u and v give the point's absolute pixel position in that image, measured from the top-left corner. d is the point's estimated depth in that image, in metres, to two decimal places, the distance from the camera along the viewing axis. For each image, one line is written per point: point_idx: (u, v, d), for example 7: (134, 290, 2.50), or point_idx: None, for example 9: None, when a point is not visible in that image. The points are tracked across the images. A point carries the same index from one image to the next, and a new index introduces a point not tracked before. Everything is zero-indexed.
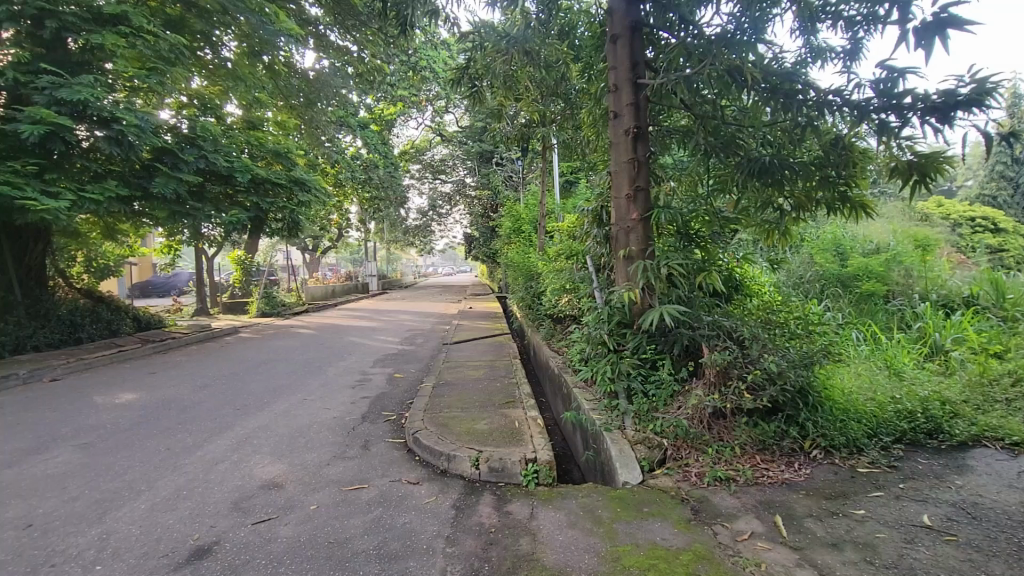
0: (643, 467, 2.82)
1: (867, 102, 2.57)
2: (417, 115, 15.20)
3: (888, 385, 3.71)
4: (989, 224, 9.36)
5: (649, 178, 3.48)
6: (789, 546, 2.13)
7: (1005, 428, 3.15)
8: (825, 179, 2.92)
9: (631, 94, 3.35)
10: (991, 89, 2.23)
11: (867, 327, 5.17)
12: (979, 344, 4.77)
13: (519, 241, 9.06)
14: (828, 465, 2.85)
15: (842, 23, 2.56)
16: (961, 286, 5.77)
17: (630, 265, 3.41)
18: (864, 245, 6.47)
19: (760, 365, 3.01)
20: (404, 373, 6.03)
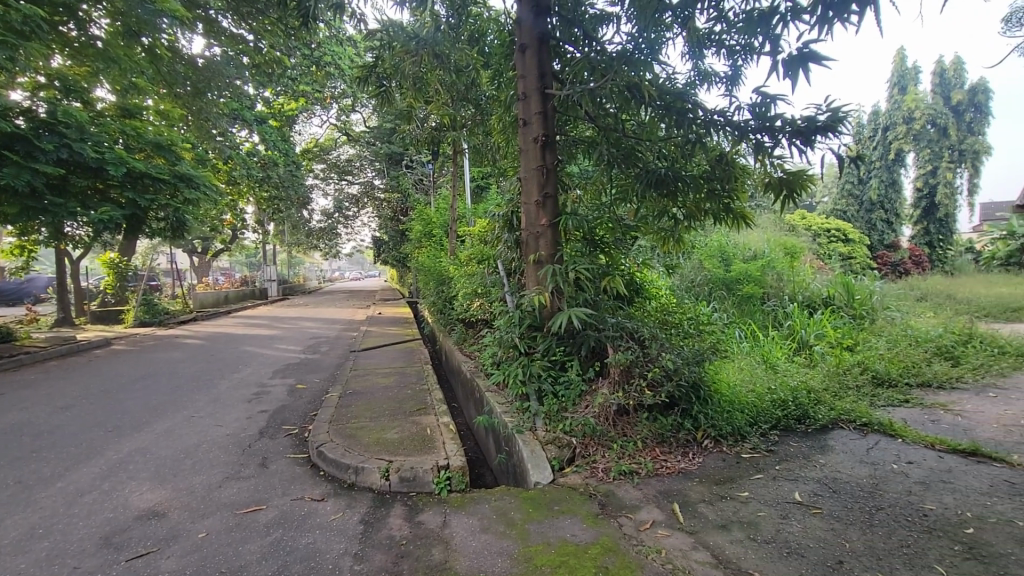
0: (554, 467, 2.91)
1: (746, 123, 2.85)
2: (321, 112, 14.53)
3: (765, 377, 4.15)
4: (841, 235, 10.83)
5: (557, 185, 3.61)
6: (685, 531, 2.30)
7: (856, 411, 3.66)
8: (712, 192, 3.21)
9: (540, 103, 3.45)
10: (843, 117, 2.57)
11: (748, 325, 5.75)
12: (835, 340, 5.49)
13: (428, 244, 8.96)
14: (717, 453, 3.12)
15: (723, 51, 2.81)
16: (821, 289, 6.60)
17: (540, 270, 3.51)
18: (744, 252, 7.17)
19: (659, 363, 3.24)
20: (307, 383, 5.70)
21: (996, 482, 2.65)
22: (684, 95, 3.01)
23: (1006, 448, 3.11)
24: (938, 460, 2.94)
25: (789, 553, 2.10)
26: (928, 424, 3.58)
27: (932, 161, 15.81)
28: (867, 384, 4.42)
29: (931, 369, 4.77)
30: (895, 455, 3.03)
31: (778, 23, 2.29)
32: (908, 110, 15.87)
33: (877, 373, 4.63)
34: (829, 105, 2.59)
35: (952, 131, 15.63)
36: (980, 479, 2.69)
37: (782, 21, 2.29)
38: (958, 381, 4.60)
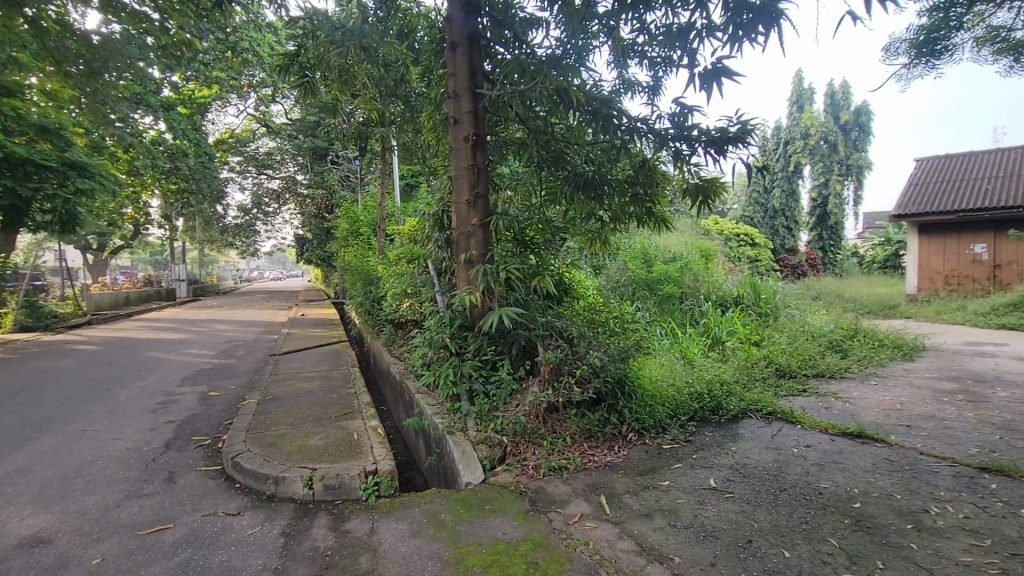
0: (485, 466, 2.91)
1: (666, 131, 3.00)
2: (237, 101, 13.62)
3: (683, 372, 4.40)
4: (749, 239, 11.72)
5: (488, 185, 3.62)
6: (612, 522, 2.39)
7: (762, 401, 3.97)
8: (635, 196, 3.37)
9: (471, 103, 3.44)
10: (751, 130, 2.79)
11: (668, 323, 6.06)
12: (745, 336, 5.93)
13: (355, 243, 8.66)
14: (641, 445, 3.27)
15: (645, 62, 2.91)
16: (732, 289, 7.11)
17: (471, 270, 3.50)
18: (665, 254, 7.56)
19: (587, 360, 3.35)
20: (221, 390, 5.33)
21: (877, 460, 2.99)
22: (610, 101, 3.12)
23: (885, 429, 3.51)
24: (831, 443, 3.26)
25: (706, 536, 2.24)
26: (822, 410, 3.96)
27: (825, 174, 17.51)
28: (771, 376, 4.82)
29: (824, 361, 5.28)
30: (795, 440, 3.33)
31: (695, 38, 2.44)
32: (805, 126, 17.47)
33: (780, 366, 5.06)
34: (739, 118, 2.80)
35: (841, 147, 17.40)
36: (865, 458, 3.01)
37: (698, 36, 2.44)
38: (846, 371, 5.13)
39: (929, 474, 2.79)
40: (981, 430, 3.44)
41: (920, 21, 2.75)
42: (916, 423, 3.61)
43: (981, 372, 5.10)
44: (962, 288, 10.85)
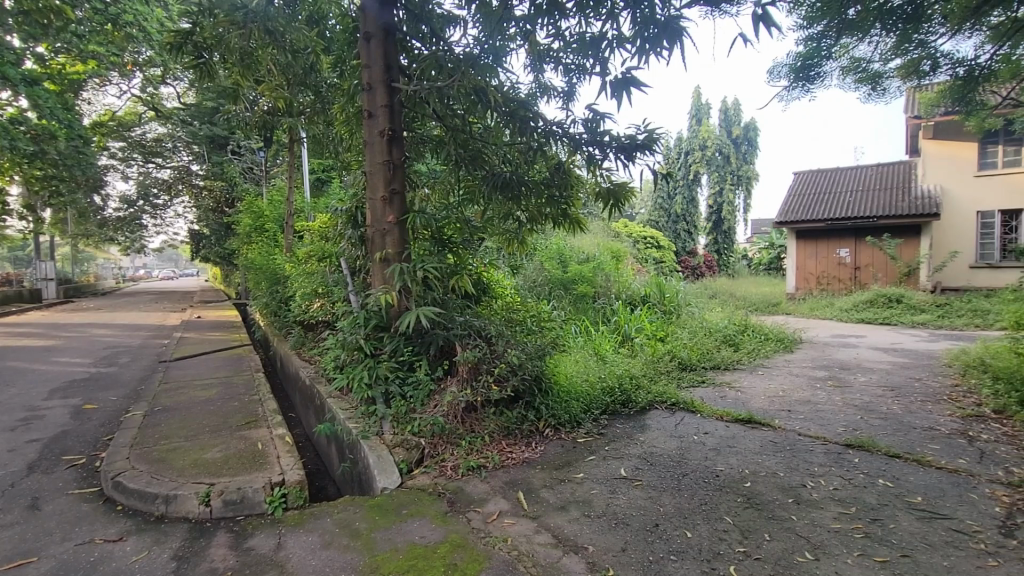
0: (402, 470, 2.85)
1: (580, 136, 3.11)
2: (120, 80, 12.20)
3: (596, 368, 4.57)
4: (654, 242, 12.47)
5: (405, 181, 3.55)
6: (529, 516, 2.43)
7: (667, 393, 4.24)
8: (551, 198, 3.47)
9: (386, 96, 3.35)
10: (657, 138, 2.95)
11: (582, 322, 6.26)
12: (651, 332, 6.30)
13: (259, 240, 8.08)
14: (557, 440, 3.36)
15: (560, 68, 2.98)
16: (640, 288, 7.51)
17: (387, 268, 3.41)
18: (578, 255, 7.80)
19: (505, 358, 3.39)
20: (100, 402, 4.75)
21: (764, 442, 3.30)
22: (527, 104, 3.17)
23: (771, 414, 3.89)
24: (726, 429, 3.55)
25: (617, 523, 2.35)
26: (719, 399, 4.30)
27: (720, 183, 19.02)
28: (675, 369, 5.16)
29: (720, 355, 5.74)
30: (696, 428, 3.59)
31: (606, 47, 2.54)
32: (703, 139, 18.92)
33: (682, 359, 5.43)
34: (646, 126, 2.95)
35: (733, 159, 19.04)
36: (754, 441, 3.32)
37: (609, 46, 2.54)
38: (738, 363, 5.62)
39: (806, 452, 3.13)
40: (847, 412, 3.92)
41: (797, 49, 3.05)
42: (796, 408, 4.03)
43: (846, 360, 5.81)
44: (831, 287, 12.25)
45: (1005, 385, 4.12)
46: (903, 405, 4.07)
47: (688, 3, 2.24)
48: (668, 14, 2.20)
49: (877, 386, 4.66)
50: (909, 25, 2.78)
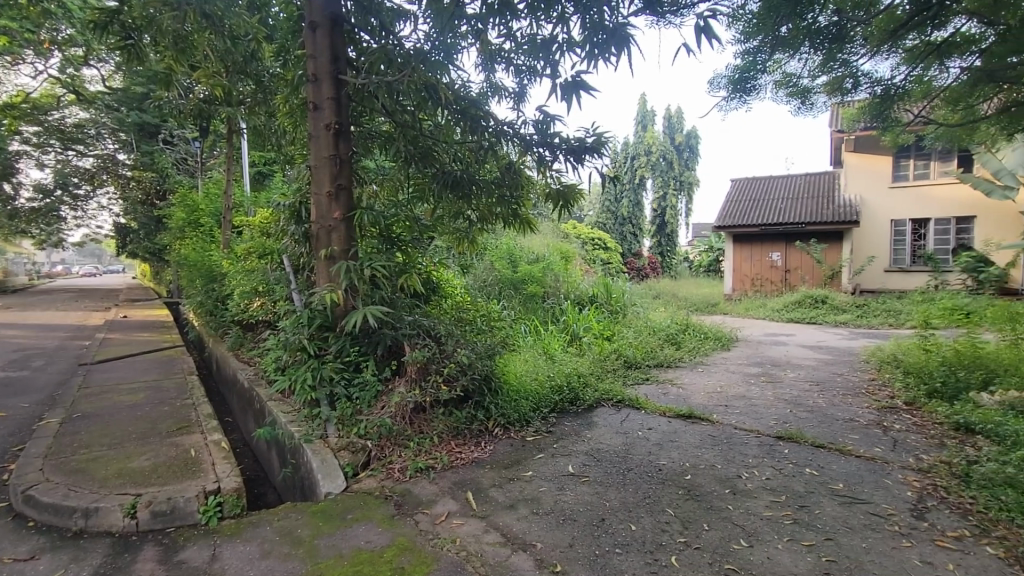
0: (347, 474, 2.77)
1: (531, 137, 3.13)
2: (35, 59, 11.17)
3: (545, 366, 4.63)
4: (602, 243, 12.75)
5: (352, 177, 3.45)
6: (478, 516, 2.43)
7: (614, 390, 4.34)
8: (502, 198, 3.47)
9: (332, 88, 3.24)
10: (605, 141, 3.01)
11: (531, 321, 6.32)
12: (598, 331, 6.45)
13: (193, 235, 7.62)
14: (506, 438, 3.38)
15: (511, 69, 2.97)
16: (588, 289, 7.66)
17: (332, 266, 3.30)
18: (528, 255, 7.85)
19: (454, 358, 3.37)
20: (8, 409, 4.34)
21: (703, 436, 3.45)
22: (478, 103, 3.17)
23: (710, 409, 4.07)
24: (668, 424, 3.69)
25: (565, 520, 2.38)
26: (662, 396, 4.46)
27: (663, 188, 19.69)
28: (621, 367, 5.30)
29: (663, 353, 5.96)
30: (640, 424, 3.70)
31: (556, 50, 2.57)
32: (648, 144, 19.54)
33: (628, 358, 5.59)
34: (595, 129, 3.00)
35: (676, 165, 19.77)
36: (695, 436, 3.46)
37: (560, 49, 2.57)
38: (680, 361, 5.84)
39: (742, 444, 3.30)
40: (778, 406, 4.16)
41: (735, 62, 3.16)
42: (732, 402, 4.24)
43: (777, 357, 6.18)
44: (764, 289, 12.97)
45: (914, 379, 4.50)
46: (827, 399, 4.37)
47: (635, 11, 2.31)
48: (616, 21, 2.25)
49: (805, 381, 4.98)
50: (835, 45, 2.99)
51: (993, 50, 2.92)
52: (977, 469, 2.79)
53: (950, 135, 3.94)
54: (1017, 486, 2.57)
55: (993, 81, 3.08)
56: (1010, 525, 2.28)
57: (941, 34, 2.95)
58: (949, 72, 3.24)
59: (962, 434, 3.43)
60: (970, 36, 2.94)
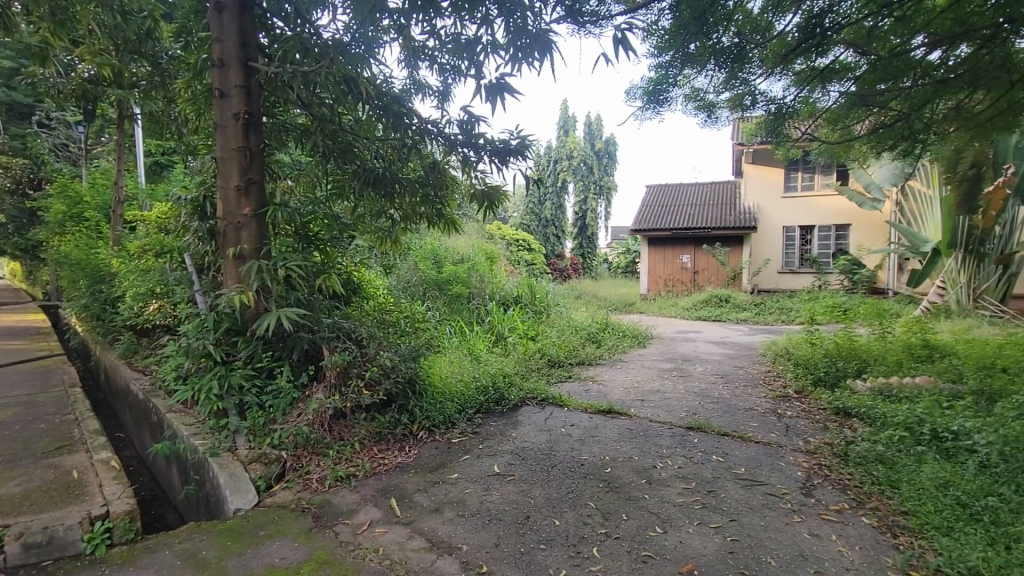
0: (260, 487, 2.60)
1: (455, 136, 3.10)
2: None
3: (470, 367, 4.61)
4: (526, 244, 12.93)
5: (263, 171, 3.24)
6: (402, 523, 2.37)
7: (538, 389, 4.42)
8: (426, 197, 3.43)
9: (242, 76, 3.03)
10: (530, 144, 3.04)
11: (457, 322, 6.28)
12: (522, 331, 6.54)
13: (75, 231, 6.80)
14: (431, 442, 3.33)
15: (435, 67, 2.88)
16: (512, 289, 7.73)
17: (240, 266, 3.08)
18: (453, 256, 7.77)
19: (376, 361, 3.27)
20: None
21: (622, 430, 3.60)
22: (401, 99, 3.09)
23: (628, 403, 4.26)
24: (590, 420, 3.81)
25: (490, 520, 2.38)
26: (583, 393, 4.60)
27: (584, 192, 20.32)
28: (544, 366, 5.40)
29: (584, 351, 6.15)
30: (564, 421, 3.79)
31: (480, 51, 2.56)
32: (570, 149, 20.07)
33: (551, 357, 5.71)
34: (519, 132, 3.02)
35: (596, 170, 20.48)
36: (614, 430, 3.59)
37: (484, 51, 2.57)
38: (600, 359, 6.05)
39: (657, 436, 3.48)
40: (689, 398, 4.44)
41: (650, 74, 3.38)
42: (648, 397, 4.46)
43: (687, 353, 6.59)
44: (676, 289, 13.81)
45: (803, 369, 4.99)
46: (731, 390, 4.72)
47: (557, 19, 2.36)
48: (539, 27, 2.30)
49: (712, 374, 5.35)
50: (735, 65, 3.22)
51: (865, 78, 3.27)
52: (854, 448, 3.14)
53: (830, 152, 4.38)
54: (886, 462, 2.91)
55: (865, 104, 3.44)
56: (881, 497, 2.58)
57: (824, 60, 3.25)
58: (830, 95, 3.55)
59: (841, 417, 3.85)
60: (848, 64, 3.27)
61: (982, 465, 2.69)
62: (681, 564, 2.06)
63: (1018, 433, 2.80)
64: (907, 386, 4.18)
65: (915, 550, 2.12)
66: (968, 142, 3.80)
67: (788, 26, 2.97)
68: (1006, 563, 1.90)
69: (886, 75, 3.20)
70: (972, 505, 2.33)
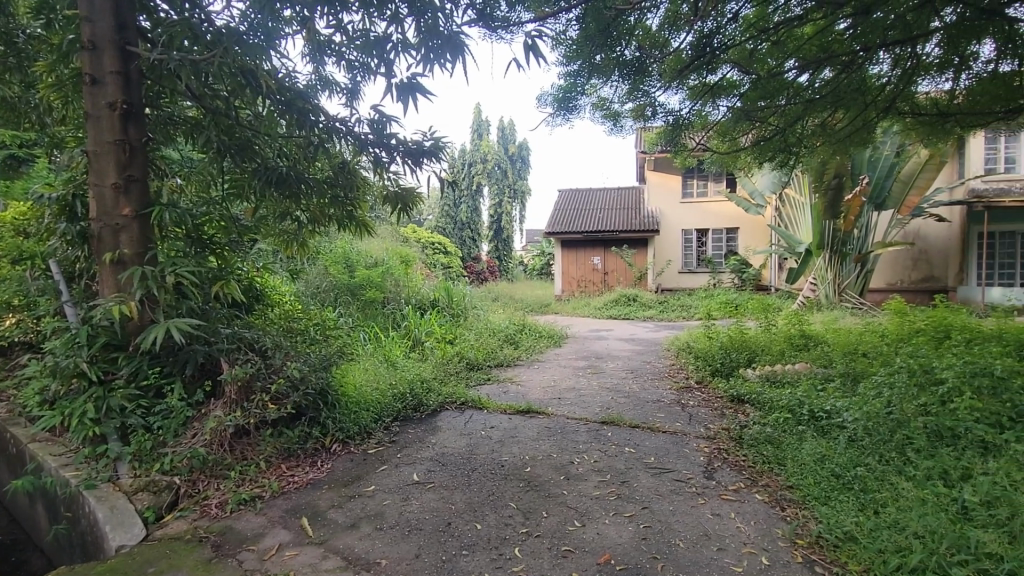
0: (148, 519, 2.34)
1: (365, 136, 2.98)
2: None
3: (386, 374, 4.47)
4: (442, 248, 12.77)
5: (146, 167, 2.92)
6: (315, 543, 2.24)
7: (457, 393, 4.38)
8: (335, 198, 3.30)
9: (118, 61, 2.71)
10: (443, 146, 2.99)
11: (371, 328, 6.06)
12: (439, 335, 6.46)
13: None
14: (345, 454, 3.18)
15: (343, 64, 2.72)
16: (428, 293, 7.61)
17: (119, 273, 2.75)
18: (366, 259, 7.48)
19: (283, 373, 3.07)
20: None
21: (541, 429, 3.67)
22: (306, 95, 2.86)
23: (545, 402, 4.35)
24: (509, 421, 3.84)
25: (409, 531, 2.32)
26: (502, 394, 4.63)
27: (498, 195, 20.48)
28: (463, 370, 5.38)
29: (502, 353, 6.18)
30: (483, 424, 3.79)
31: (391, 50, 2.45)
32: (484, 152, 20.14)
33: (470, 360, 5.69)
34: (432, 134, 2.96)
35: (510, 174, 20.73)
36: (533, 429, 3.66)
37: (395, 49, 2.47)
38: (517, 360, 6.12)
39: (573, 433, 3.58)
40: (603, 394, 4.62)
41: (560, 82, 3.46)
42: (565, 395, 4.59)
43: (600, 351, 6.86)
44: (588, 290, 14.36)
45: (702, 361, 5.38)
46: (640, 384, 4.98)
47: (469, 22, 2.36)
48: (451, 29, 2.28)
49: (623, 370, 5.61)
50: (637, 77, 3.37)
51: (748, 95, 3.61)
52: (747, 431, 3.44)
53: (721, 161, 4.75)
54: (773, 442, 3.22)
55: (749, 119, 3.79)
56: (771, 474, 2.85)
57: (714, 78, 3.51)
58: (720, 110, 3.84)
59: (736, 404, 4.20)
60: (733, 81, 3.55)
61: (851, 439, 3.06)
62: (599, 555, 2.13)
63: (877, 409, 3.22)
64: (789, 372, 4.66)
65: (800, 520, 2.36)
66: (832, 155, 4.32)
67: (682, 44, 3.21)
68: (874, 526, 2.16)
69: (765, 93, 3.55)
70: (844, 475, 2.64)
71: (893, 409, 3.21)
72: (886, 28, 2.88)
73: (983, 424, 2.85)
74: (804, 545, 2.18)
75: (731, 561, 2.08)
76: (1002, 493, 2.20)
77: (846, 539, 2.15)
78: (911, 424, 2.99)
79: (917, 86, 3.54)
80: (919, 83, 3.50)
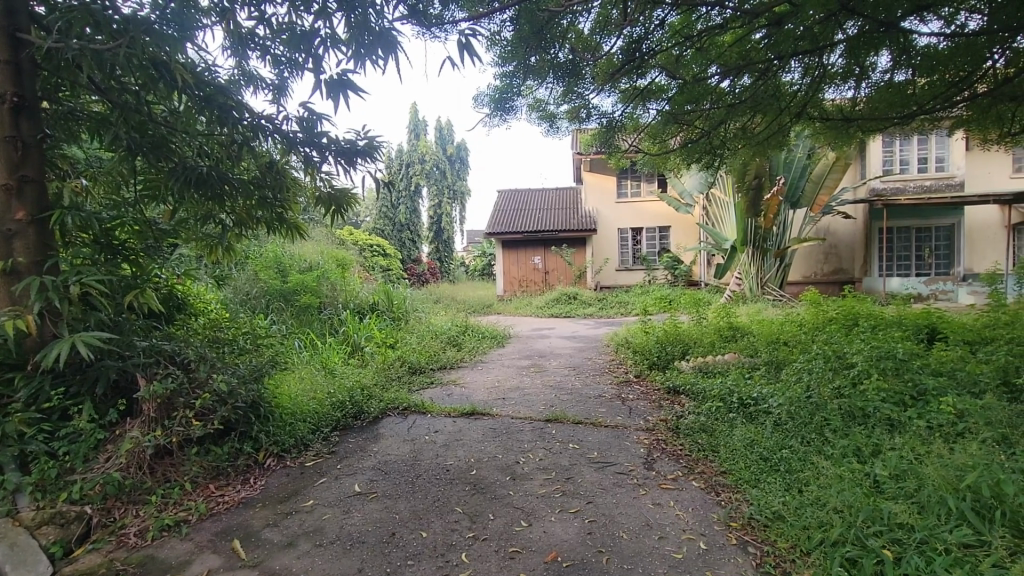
0: (55, 555, 2.13)
1: (294, 135, 2.83)
2: None
3: (323, 382, 4.30)
4: (381, 250, 12.47)
5: (44, 168, 2.66)
6: (249, 566, 2.11)
7: (399, 398, 4.27)
8: (263, 198, 3.14)
9: (7, 50, 2.45)
10: (378, 145, 2.89)
11: (306, 334, 5.82)
12: (380, 340, 6.30)
13: None
14: (282, 468, 3.04)
15: (268, 58, 2.57)
16: (368, 296, 7.40)
17: (14, 285, 2.47)
18: (299, 264, 7.15)
19: (209, 387, 2.87)
20: None
21: (486, 431, 3.65)
22: (228, 90, 2.67)
23: (490, 403, 4.34)
24: (453, 424, 3.80)
25: (352, 545, 2.24)
26: (446, 397, 4.57)
27: (439, 196, 20.35)
28: (405, 374, 5.27)
29: (446, 356, 6.11)
30: (427, 428, 3.72)
31: (319, 45, 2.33)
32: (422, 152, 19.78)
33: (411, 364, 5.58)
34: (366, 133, 2.86)
35: (449, 175, 20.61)
36: (478, 431, 3.63)
37: (323, 44, 2.35)
38: (461, 362, 6.06)
39: (520, 433, 3.59)
40: (548, 392, 4.67)
41: (495, 82, 3.43)
42: (509, 394, 4.60)
43: (543, 349, 6.95)
44: (529, 289, 14.54)
45: (641, 354, 5.58)
46: (583, 380, 5.09)
47: (401, 17, 2.29)
48: (382, 24, 2.22)
49: (566, 367, 5.72)
50: (571, 79, 3.48)
51: (676, 99, 3.78)
52: (683, 421, 3.59)
53: (652, 162, 4.90)
54: (707, 430, 3.38)
55: (677, 121, 3.98)
56: (706, 461, 2.99)
57: (643, 82, 3.65)
58: (650, 112, 4.00)
59: (672, 395, 4.38)
60: (661, 86, 3.68)
61: (776, 422, 3.25)
62: (546, 553, 2.15)
63: (799, 394, 3.46)
64: (719, 362, 4.90)
65: (733, 504, 2.48)
66: (752, 157, 4.59)
67: (613, 48, 3.25)
68: (799, 504, 2.31)
69: (691, 97, 3.74)
70: (771, 458, 2.81)
71: (812, 394, 3.46)
72: (796, 38, 3.10)
73: (889, 403, 3.13)
74: (737, 527, 2.30)
75: (671, 549, 2.16)
76: (907, 467, 2.42)
77: (775, 518, 2.29)
78: (828, 406, 3.23)
79: (825, 92, 3.82)
80: (826, 91, 3.81)
